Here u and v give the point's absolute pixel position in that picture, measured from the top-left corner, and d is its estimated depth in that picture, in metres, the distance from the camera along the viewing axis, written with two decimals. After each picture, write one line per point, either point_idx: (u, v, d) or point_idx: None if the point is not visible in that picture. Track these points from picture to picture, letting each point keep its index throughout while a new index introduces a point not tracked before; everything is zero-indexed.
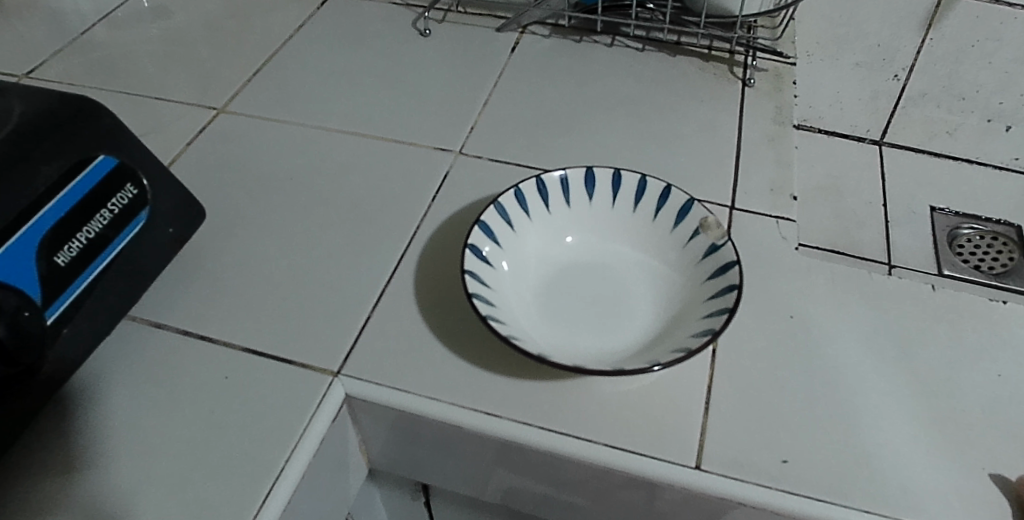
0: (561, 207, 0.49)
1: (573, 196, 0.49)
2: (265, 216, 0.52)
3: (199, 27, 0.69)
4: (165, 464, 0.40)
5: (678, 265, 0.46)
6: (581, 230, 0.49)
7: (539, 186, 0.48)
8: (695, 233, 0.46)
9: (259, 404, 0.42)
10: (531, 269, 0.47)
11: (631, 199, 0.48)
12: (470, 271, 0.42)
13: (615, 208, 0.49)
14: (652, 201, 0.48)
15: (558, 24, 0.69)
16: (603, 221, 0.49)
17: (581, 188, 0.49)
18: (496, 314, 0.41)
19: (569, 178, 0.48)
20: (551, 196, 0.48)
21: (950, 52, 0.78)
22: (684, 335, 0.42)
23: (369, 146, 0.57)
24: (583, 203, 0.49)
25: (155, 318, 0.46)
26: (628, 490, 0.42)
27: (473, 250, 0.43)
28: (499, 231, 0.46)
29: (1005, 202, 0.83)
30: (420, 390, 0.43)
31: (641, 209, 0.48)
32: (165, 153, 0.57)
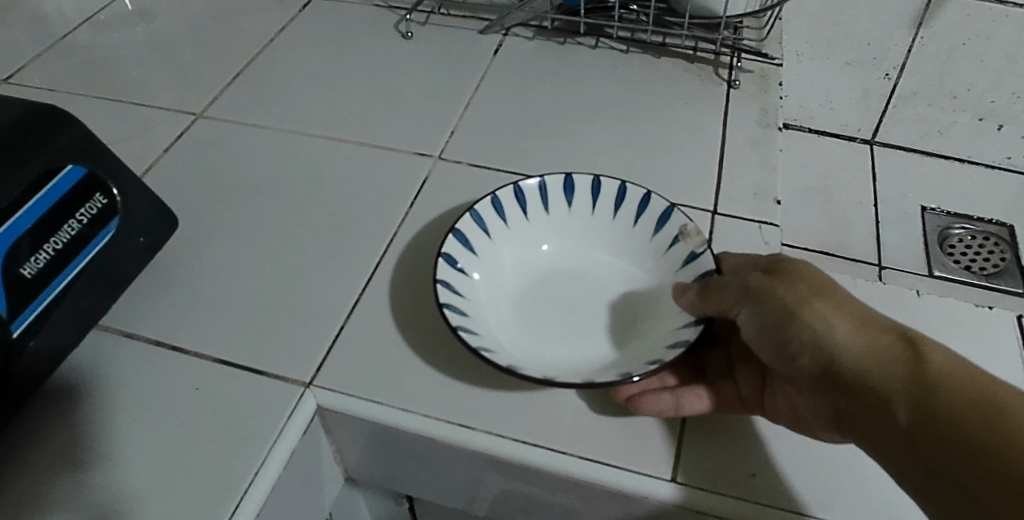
0: (539, 213, 0.48)
1: (552, 202, 0.48)
2: (242, 223, 0.52)
3: (181, 29, 0.69)
4: (136, 478, 0.40)
5: (658, 273, 0.46)
6: (561, 237, 0.49)
7: (517, 192, 0.48)
8: (675, 241, 0.45)
9: (229, 415, 0.42)
10: (508, 278, 0.47)
11: (612, 205, 0.48)
12: (444, 281, 0.42)
13: (594, 215, 0.48)
14: (632, 206, 0.47)
15: (542, 26, 0.68)
16: (584, 228, 0.49)
17: (560, 195, 0.48)
18: (469, 325, 0.41)
19: (548, 184, 0.48)
20: (529, 202, 0.48)
21: (941, 51, 0.77)
22: (659, 344, 0.41)
23: (350, 152, 0.56)
24: (562, 209, 0.49)
25: (127, 327, 0.46)
26: (604, 503, 0.42)
27: (447, 259, 0.43)
28: (475, 239, 0.45)
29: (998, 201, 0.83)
30: (393, 400, 0.43)
31: (622, 216, 0.48)
32: (142, 159, 0.56)
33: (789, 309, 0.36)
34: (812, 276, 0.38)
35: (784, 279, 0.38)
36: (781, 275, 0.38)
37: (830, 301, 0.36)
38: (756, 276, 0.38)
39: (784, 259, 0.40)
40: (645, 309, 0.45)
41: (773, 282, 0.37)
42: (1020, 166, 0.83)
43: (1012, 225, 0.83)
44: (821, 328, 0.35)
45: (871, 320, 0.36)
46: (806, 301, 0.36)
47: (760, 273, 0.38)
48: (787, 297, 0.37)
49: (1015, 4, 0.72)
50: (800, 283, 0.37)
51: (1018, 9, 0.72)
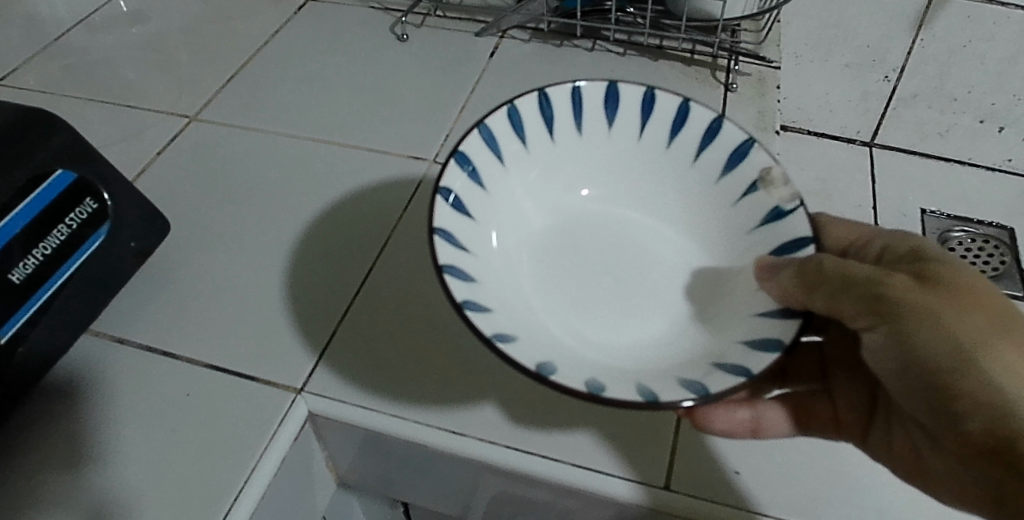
0: (572, 134, 0.44)
1: (586, 123, 0.44)
2: (234, 228, 0.51)
3: (177, 31, 0.69)
4: (125, 485, 0.39)
5: (715, 228, 0.43)
6: (592, 168, 0.45)
7: (542, 105, 0.42)
8: (754, 187, 0.40)
9: (222, 421, 0.42)
10: (526, 217, 0.43)
11: (664, 134, 0.43)
12: (443, 227, 0.36)
13: (640, 139, 0.44)
14: (692, 139, 0.43)
15: (538, 29, 0.68)
16: (622, 158, 0.45)
17: (600, 109, 0.43)
18: (479, 275, 0.36)
19: (586, 94, 0.43)
20: (559, 122, 0.43)
21: (941, 53, 0.77)
22: (730, 327, 0.36)
23: (344, 155, 0.56)
24: (601, 131, 0.44)
25: (118, 332, 0.46)
26: (598, 509, 0.42)
27: (444, 193, 0.37)
28: (487, 168, 0.41)
29: (998, 204, 0.80)
30: (388, 406, 0.43)
31: (676, 145, 0.43)
32: (135, 163, 0.56)
33: (948, 341, 0.33)
34: (977, 296, 0.34)
35: (940, 294, 0.33)
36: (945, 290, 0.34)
37: (998, 335, 0.33)
38: (901, 285, 0.34)
39: (938, 263, 0.35)
40: (708, 290, 0.41)
41: (941, 304, 0.33)
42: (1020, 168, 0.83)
43: (1011, 228, 0.78)
44: (996, 375, 0.32)
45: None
46: (969, 333, 0.33)
47: (910, 282, 0.34)
48: (950, 322, 0.33)
49: (1016, 6, 0.71)
50: (963, 304, 0.33)
51: (1019, 10, 0.71)
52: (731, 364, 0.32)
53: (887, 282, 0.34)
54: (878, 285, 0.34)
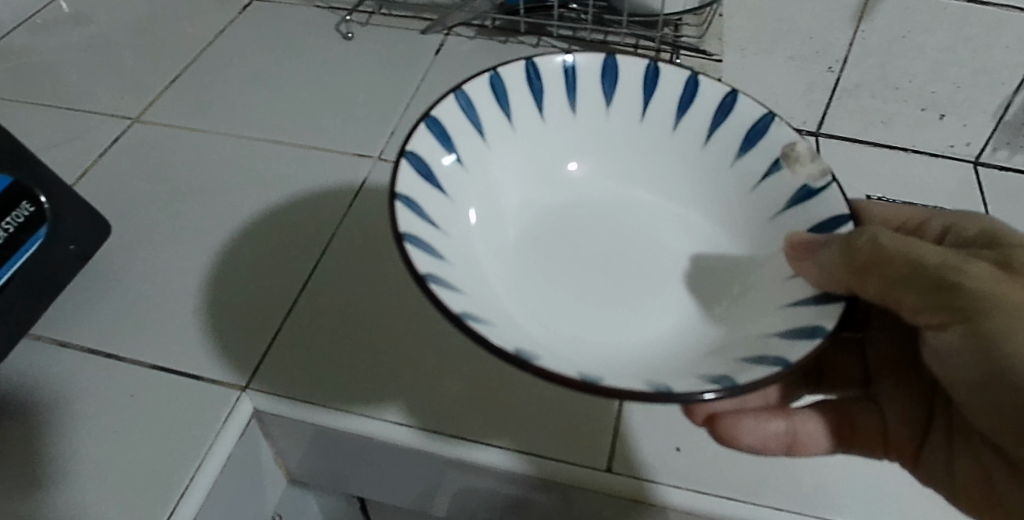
0: (564, 111, 0.43)
1: (580, 101, 0.43)
2: (178, 229, 0.52)
3: (120, 31, 0.68)
4: (72, 484, 0.40)
5: (724, 209, 0.41)
6: (584, 148, 0.44)
7: (530, 76, 0.42)
8: (777, 165, 0.39)
9: (169, 420, 0.42)
10: (510, 197, 0.42)
11: (670, 113, 0.42)
12: (405, 193, 0.33)
13: (641, 123, 0.43)
14: (701, 119, 0.42)
15: (483, 25, 0.69)
16: (618, 138, 0.43)
17: (597, 86, 0.43)
18: (454, 251, 0.35)
19: (581, 70, 0.42)
20: (548, 98, 0.42)
21: (882, 44, 0.77)
22: (760, 317, 0.34)
23: (288, 154, 0.57)
24: (598, 109, 0.43)
25: (61, 336, 0.46)
26: (541, 493, 0.44)
27: (411, 158, 0.35)
28: (464, 139, 0.39)
29: (941, 193, 0.79)
30: (346, 407, 0.43)
31: (684, 127, 0.42)
32: (77, 165, 0.56)
33: None
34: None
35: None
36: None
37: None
38: (978, 272, 0.32)
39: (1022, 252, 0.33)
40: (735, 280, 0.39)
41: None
42: (963, 155, 0.83)
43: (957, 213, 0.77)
44: None
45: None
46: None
47: (991, 271, 0.32)
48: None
49: None
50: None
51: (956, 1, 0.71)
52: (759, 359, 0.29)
53: (965, 271, 0.32)
54: (951, 274, 0.32)
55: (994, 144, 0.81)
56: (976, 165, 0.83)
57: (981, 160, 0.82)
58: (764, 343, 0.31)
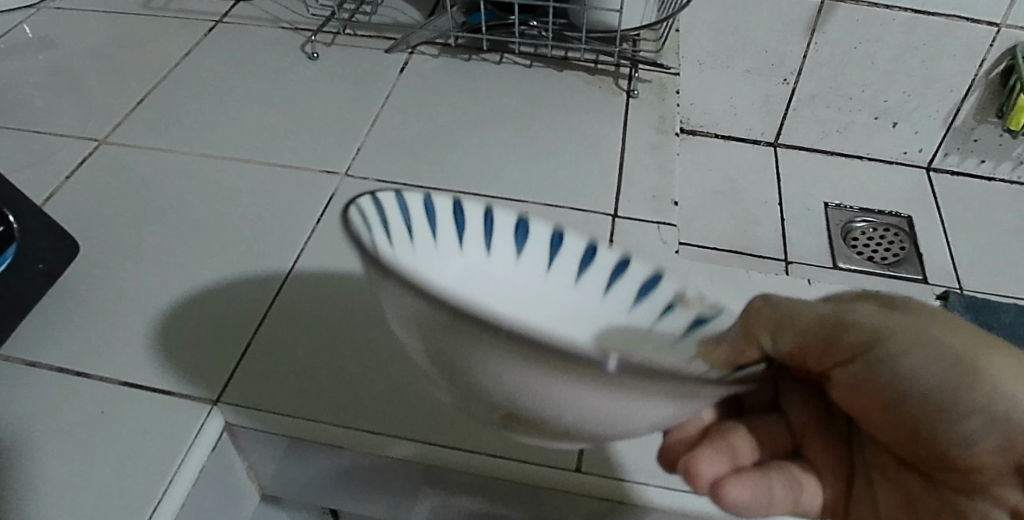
0: (479, 251, 0.40)
1: (525, 252, 0.42)
2: (147, 247, 0.52)
3: (85, 55, 0.69)
4: (42, 499, 0.40)
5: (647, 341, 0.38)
6: (513, 294, 0.41)
7: (427, 209, 0.37)
8: (670, 307, 0.38)
9: (139, 436, 0.42)
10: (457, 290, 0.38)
11: (572, 270, 0.42)
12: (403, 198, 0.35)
13: (548, 277, 0.42)
14: (597, 278, 0.42)
15: (446, 44, 0.71)
16: (530, 288, 0.42)
17: (506, 241, 0.42)
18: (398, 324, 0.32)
19: (493, 219, 0.41)
20: (467, 233, 0.40)
21: (835, 55, 0.78)
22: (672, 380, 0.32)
23: (257, 173, 0.58)
24: (508, 260, 0.42)
25: (29, 356, 0.46)
26: (513, 495, 0.45)
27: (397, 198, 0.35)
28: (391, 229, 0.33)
29: (898, 196, 0.84)
30: (321, 421, 0.44)
31: (590, 282, 0.42)
32: (43, 187, 0.56)
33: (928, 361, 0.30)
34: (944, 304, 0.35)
35: (899, 315, 0.31)
36: (898, 308, 0.32)
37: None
38: (865, 312, 0.31)
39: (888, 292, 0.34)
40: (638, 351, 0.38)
41: (909, 320, 0.31)
42: (917, 160, 0.86)
43: (912, 216, 0.81)
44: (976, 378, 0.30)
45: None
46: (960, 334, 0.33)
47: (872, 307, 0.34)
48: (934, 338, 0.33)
49: (901, 9, 0.74)
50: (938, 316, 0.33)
51: (904, 12, 0.74)
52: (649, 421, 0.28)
53: (851, 312, 0.31)
54: (837, 318, 0.31)
55: (945, 150, 0.84)
56: (930, 171, 0.86)
57: (934, 166, 0.86)
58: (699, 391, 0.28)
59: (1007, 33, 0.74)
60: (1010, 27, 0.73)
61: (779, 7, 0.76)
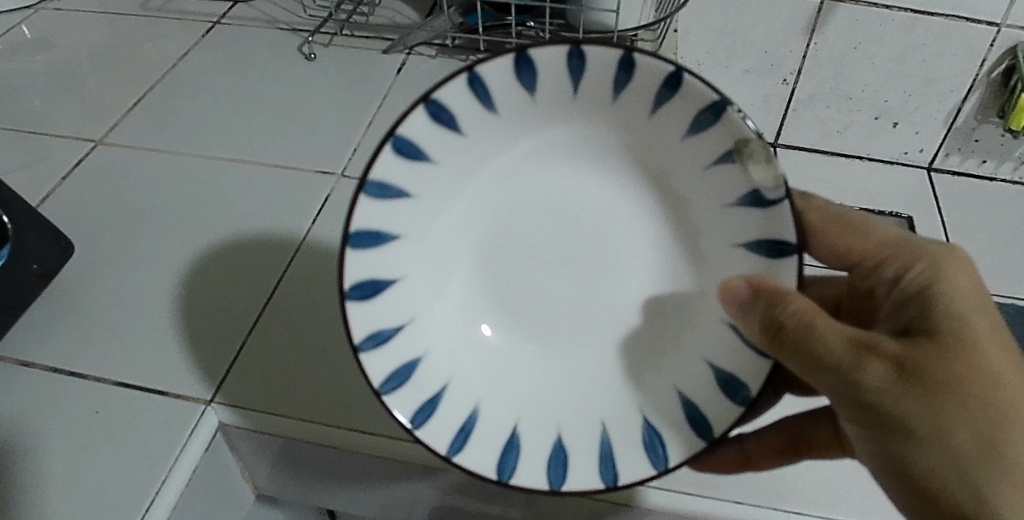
0: (453, 137, 0.39)
1: (539, 88, 0.37)
2: (142, 248, 0.52)
3: (84, 56, 0.69)
4: (33, 500, 0.40)
5: (693, 207, 0.41)
6: (532, 141, 0.41)
7: (382, 188, 0.37)
8: (730, 156, 0.37)
9: (133, 436, 0.42)
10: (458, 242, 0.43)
11: (604, 92, 0.38)
12: (377, 180, 0.37)
13: (567, 104, 0.39)
14: (643, 93, 0.37)
15: (443, 44, 0.71)
16: (542, 129, 0.40)
17: (477, 109, 0.38)
18: (409, 308, 0.40)
19: (446, 103, 0.37)
20: (426, 147, 0.38)
21: (834, 55, 0.78)
22: (702, 343, 0.39)
23: (252, 173, 0.58)
24: (489, 121, 0.39)
25: (23, 357, 0.46)
26: (506, 494, 0.45)
27: (369, 189, 0.37)
28: (378, 268, 0.38)
29: (896, 197, 0.82)
30: (315, 421, 0.44)
31: (623, 101, 0.38)
32: (38, 188, 0.56)
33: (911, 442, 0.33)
34: (983, 396, 0.32)
35: (911, 395, 0.32)
36: (915, 378, 0.32)
37: (989, 430, 0.32)
38: (877, 377, 0.32)
39: (935, 340, 0.33)
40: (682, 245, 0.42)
41: (913, 402, 0.32)
42: (917, 160, 0.85)
43: (912, 217, 0.80)
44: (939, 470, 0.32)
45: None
46: (952, 440, 0.32)
47: (887, 368, 0.32)
48: (916, 433, 0.32)
49: (899, 9, 0.73)
50: (944, 410, 0.32)
51: (902, 12, 0.73)
52: (650, 429, 0.38)
53: (867, 375, 0.33)
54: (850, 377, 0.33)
55: (946, 150, 0.83)
56: (931, 170, 0.85)
57: (935, 165, 0.85)
58: (700, 376, 0.39)
59: (1007, 33, 0.73)
60: (1011, 27, 0.72)
61: (777, 7, 0.75)
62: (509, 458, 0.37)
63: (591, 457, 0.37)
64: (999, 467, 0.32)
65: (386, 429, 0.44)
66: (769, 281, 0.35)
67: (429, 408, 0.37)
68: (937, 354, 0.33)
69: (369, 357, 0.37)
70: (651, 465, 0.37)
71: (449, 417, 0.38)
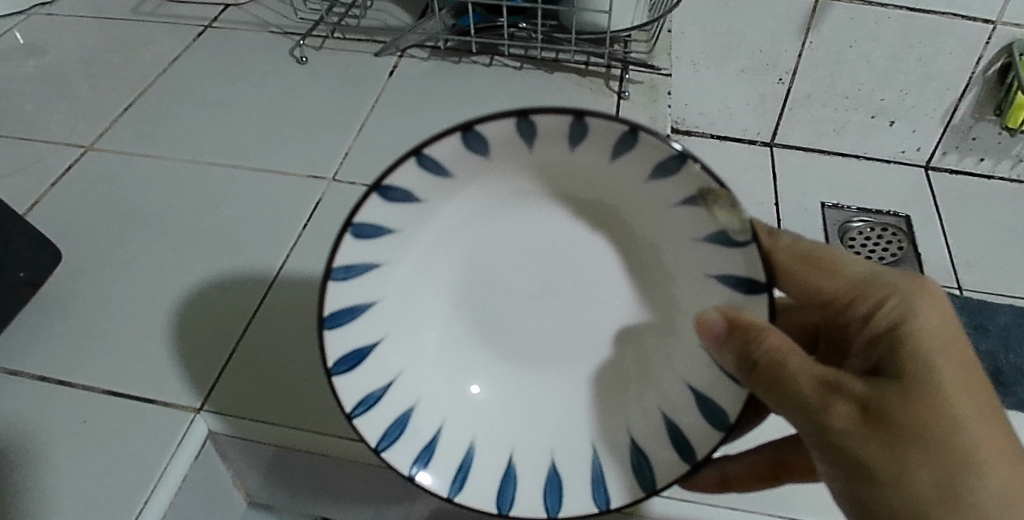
0: (413, 205, 0.37)
1: (494, 151, 0.36)
2: (132, 254, 0.52)
3: (75, 62, 0.68)
4: (21, 511, 0.40)
5: (660, 235, 0.40)
6: (495, 189, 0.39)
7: (346, 271, 0.36)
8: (694, 200, 0.35)
9: (120, 446, 0.42)
10: (435, 282, 0.42)
11: (562, 146, 0.36)
12: (343, 265, 0.35)
13: (527, 155, 0.37)
14: (600, 142, 0.35)
15: (436, 47, 0.70)
16: (503, 174, 0.38)
17: (436, 176, 0.36)
18: (395, 362, 0.39)
19: (400, 182, 0.35)
20: (388, 220, 0.36)
21: (830, 54, 0.77)
22: (682, 369, 0.39)
23: (243, 178, 0.57)
24: (447, 184, 0.37)
25: (12, 366, 0.46)
26: None
27: (337, 274, 0.35)
28: (358, 333, 0.37)
29: (893, 197, 0.82)
30: (299, 429, 0.44)
31: (580, 149, 0.36)
32: (28, 195, 0.56)
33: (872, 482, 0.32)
34: (944, 439, 0.32)
35: (875, 436, 0.32)
36: (880, 421, 0.32)
37: (950, 475, 0.32)
38: (842, 416, 0.32)
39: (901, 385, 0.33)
40: (658, 267, 0.41)
41: (875, 444, 0.32)
42: (914, 159, 0.85)
43: (910, 216, 0.79)
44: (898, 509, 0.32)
45: (988, 506, 0.31)
46: (913, 484, 0.32)
47: (852, 409, 0.32)
48: (879, 476, 0.32)
49: (895, 6, 0.73)
50: (905, 450, 0.32)
51: (898, 10, 0.73)
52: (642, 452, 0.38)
53: (835, 416, 0.32)
54: (816, 415, 0.32)
55: (943, 149, 0.83)
56: (928, 170, 0.85)
57: (932, 165, 0.85)
58: (685, 394, 0.38)
59: (1002, 31, 0.72)
60: (1007, 24, 0.72)
61: (772, 6, 0.74)
62: (507, 489, 0.37)
63: (584, 480, 0.37)
64: (957, 508, 0.31)
65: None
66: (745, 316, 0.34)
67: (428, 453, 0.37)
68: (901, 395, 0.33)
69: (363, 422, 0.36)
70: (638, 488, 0.37)
71: (447, 455, 0.37)
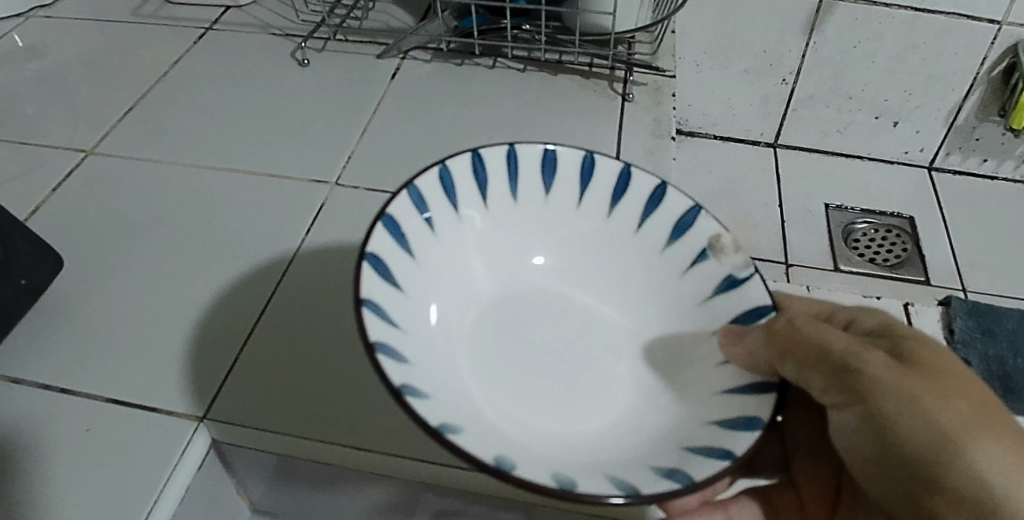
0: (450, 209, 0.41)
1: (520, 182, 0.43)
2: (133, 259, 0.51)
3: (75, 65, 0.68)
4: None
5: (654, 286, 0.43)
6: (510, 233, 0.44)
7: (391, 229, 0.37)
8: (704, 256, 0.41)
9: (124, 453, 0.42)
10: (456, 298, 0.41)
11: (573, 190, 0.44)
12: (391, 216, 0.37)
13: (543, 198, 0.44)
14: (600, 195, 0.43)
15: (438, 48, 0.70)
16: (514, 219, 0.44)
17: (470, 180, 0.42)
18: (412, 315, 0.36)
19: (453, 169, 0.41)
20: (430, 200, 0.40)
21: (834, 55, 0.77)
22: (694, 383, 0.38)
23: (246, 182, 0.57)
24: (477, 201, 0.42)
25: (13, 374, 0.45)
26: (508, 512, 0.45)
27: (385, 223, 0.37)
28: (394, 268, 0.36)
29: (897, 197, 0.81)
30: (308, 434, 0.43)
31: (586, 197, 0.44)
32: (28, 200, 0.55)
33: (922, 413, 0.32)
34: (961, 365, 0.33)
35: (909, 370, 0.32)
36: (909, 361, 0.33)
37: (989, 423, 0.32)
38: (877, 362, 0.32)
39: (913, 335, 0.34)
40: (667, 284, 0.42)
41: (912, 377, 0.32)
42: (918, 159, 0.84)
43: (914, 217, 0.79)
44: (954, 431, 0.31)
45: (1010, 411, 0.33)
46: (956, 405, 0.32)
47: (881, 354, 0.33)
48: (925, 404, 0.32)
49: (899, 6, 0.72)
50: (937, 377, 0.32)
51: (902, 10, 0.72)
52: None
53: (871, 359, 0.32)
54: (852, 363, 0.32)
55: (947, 149, 0.82)
56: (932, 170, 0.84)
57: (936, 165, 0.84)
58: None
59: (1007, 31, 0.72)
60: (1012, 25, 0.71)
61: (775, 6, 0.74)
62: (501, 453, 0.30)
63: None
64: (994, 416, 0.32)
65: (382, 446, 0.43)
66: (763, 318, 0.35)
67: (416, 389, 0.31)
68: (913, 337, 0.34)
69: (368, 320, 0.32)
70: None
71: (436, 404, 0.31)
